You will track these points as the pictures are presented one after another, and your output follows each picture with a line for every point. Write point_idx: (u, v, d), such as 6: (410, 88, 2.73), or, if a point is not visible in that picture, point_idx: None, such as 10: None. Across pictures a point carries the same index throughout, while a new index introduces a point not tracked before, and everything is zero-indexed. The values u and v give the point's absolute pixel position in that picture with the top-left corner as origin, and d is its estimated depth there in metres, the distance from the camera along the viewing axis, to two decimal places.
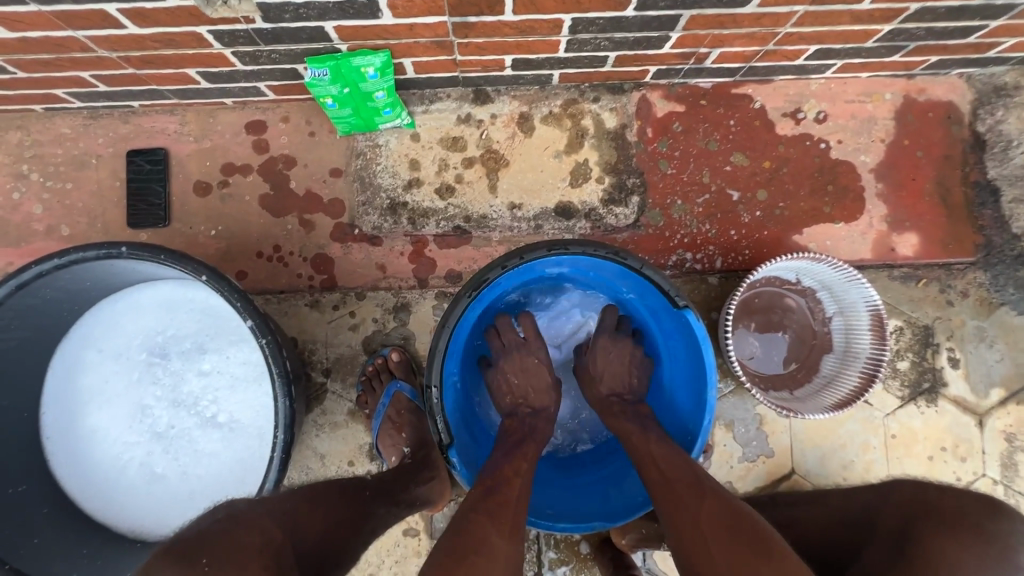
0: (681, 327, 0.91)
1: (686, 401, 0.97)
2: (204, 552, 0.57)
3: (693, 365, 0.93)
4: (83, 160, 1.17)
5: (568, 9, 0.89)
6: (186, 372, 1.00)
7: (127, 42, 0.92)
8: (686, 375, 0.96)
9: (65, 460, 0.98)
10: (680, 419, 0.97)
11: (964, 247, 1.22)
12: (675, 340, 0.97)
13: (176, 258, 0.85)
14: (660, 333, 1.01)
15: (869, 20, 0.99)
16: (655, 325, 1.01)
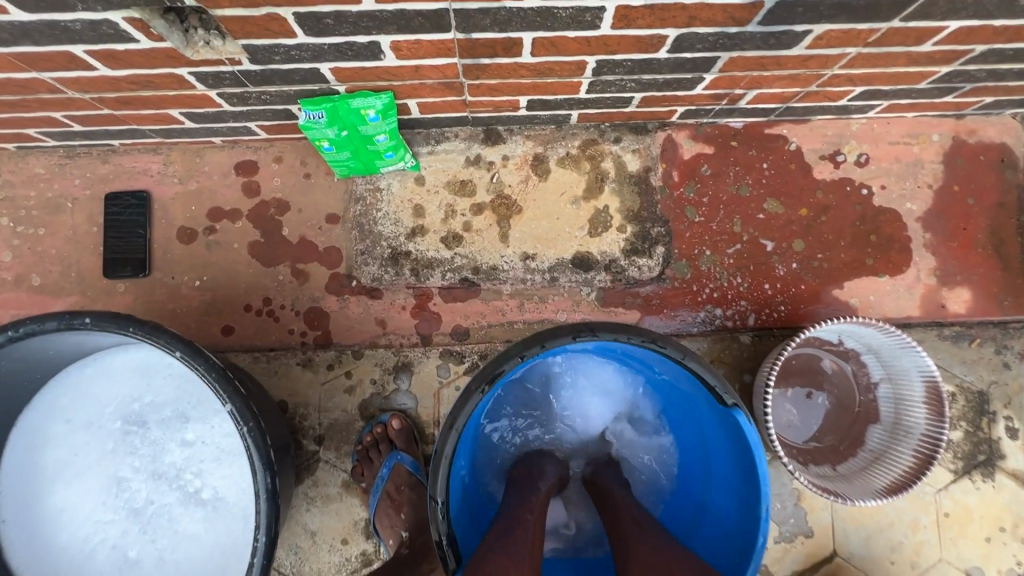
0: (723, 417, 0.79)
1: (726, 498, 0.85)
2: None
3: (737, 460, 0.81)
4: (58, 204, 1.08)
5: (593, 51, 0.80)
6: (168, 442, 0.92)
7: (100, 84, 0.83)
8: (726, 467, 0.84)
9: (23, 548, 0.87)
10: (720, 519, 0.84)
11: (1021, 304, 1.11)
12: (713, 426, 0.85)
13: (147, 331, 0.74)
14: (695, 417, 0.89)
15: (927, 62, 0.88)
16: (687, 408, 0.89)
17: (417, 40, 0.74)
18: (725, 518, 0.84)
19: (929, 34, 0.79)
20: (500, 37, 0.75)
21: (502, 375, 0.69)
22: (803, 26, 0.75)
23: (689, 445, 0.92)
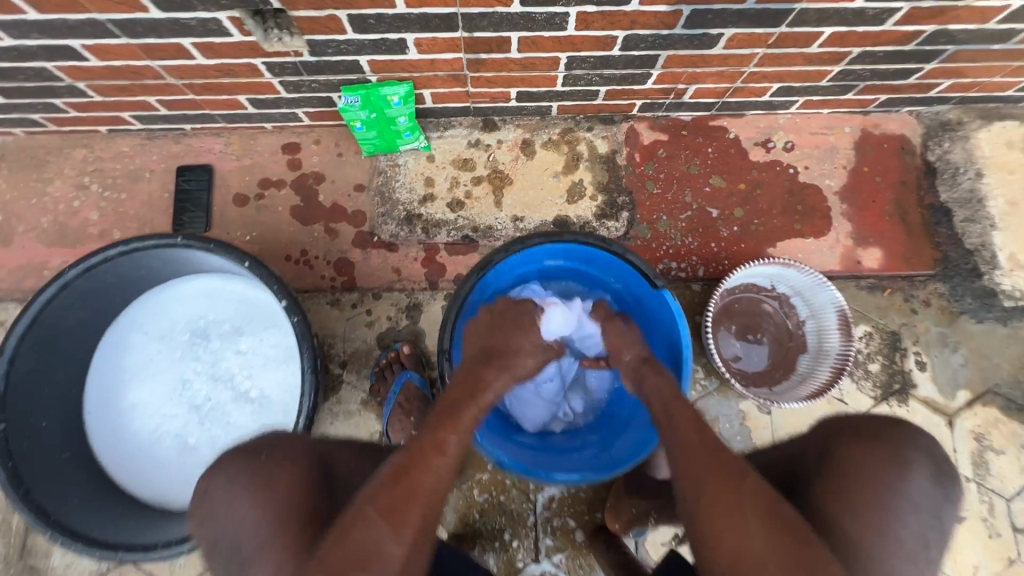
0: (659, 307, 1.05)
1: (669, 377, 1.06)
2: (264, 448, 0.75)
3: (671, 340, 1.05)
4: (138, 174, 1.33)
5: (564, 48, 1.07)
6: (225, 352, 1.14)
7: (194, 71, 1.10)
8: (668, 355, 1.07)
9: (104, 432, 1.08)
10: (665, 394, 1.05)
11: (923, 261, 1.35)
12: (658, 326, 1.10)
13: (223, 248, 0.99)
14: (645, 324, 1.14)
15: (820, 62, 1.16)
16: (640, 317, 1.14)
17: (434, 38, 1.02)
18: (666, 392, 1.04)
19: (813, 38, 1.07)
20: (494, 36, 1.02)
21: (492, 263, 1.00)
22: (716, 29, 1.02)
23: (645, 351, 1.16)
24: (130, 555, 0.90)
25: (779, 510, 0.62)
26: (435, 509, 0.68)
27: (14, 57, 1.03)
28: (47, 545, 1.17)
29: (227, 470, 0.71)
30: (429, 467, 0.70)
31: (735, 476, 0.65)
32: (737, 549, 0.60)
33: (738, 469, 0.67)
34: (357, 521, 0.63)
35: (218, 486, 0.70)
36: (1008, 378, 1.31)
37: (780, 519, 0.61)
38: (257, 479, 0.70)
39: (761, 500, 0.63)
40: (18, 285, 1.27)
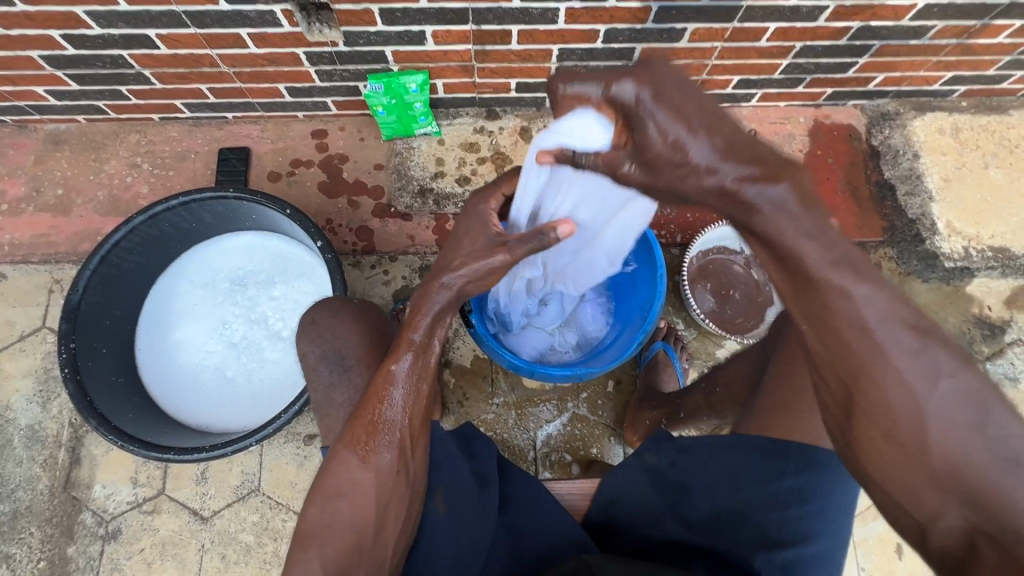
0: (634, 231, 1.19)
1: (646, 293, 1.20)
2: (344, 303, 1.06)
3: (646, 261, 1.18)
4: (184, 155, 1.52)
5: (555, 41, 1.29)
6: (260, 298, 1.28)
7: (245, 60, 1.30)
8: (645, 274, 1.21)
9: (153, 365, 1.23)
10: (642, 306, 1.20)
11: (873, 230, 1.54)
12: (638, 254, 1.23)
13: (268, 198, 1.14)
14: None
15: (770, 55, 1.38)
16: None
17: (448, 30, 1.23)
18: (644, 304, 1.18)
19: (761, 32, 1.29)
20: (498, 29, 1.24)
21: None
22: (681, 24, 1.25)
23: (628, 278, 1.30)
24: (180, 456, 1.03)
25: (965, 418, 0.55)
26: (402, 434, 0.78)
27: (97, 45, 1.23)
28: (90, 477, 1.27)
29: (331, 306, 1.04)
30: (382, 399, 0.78)
31: (907, 392, 0.56)
32: (913, 471, 0.57)
33: (912, 378, 0.56)
34: (335, 458, 0.77)
35: (324, 317, 1.03)
36: (953, 329, 1.48)
37: (965, 430, 0.55)
38: (354, 316, 1.03)
39: (942, 415, 0.56)
40: (74, 248, 1.43)
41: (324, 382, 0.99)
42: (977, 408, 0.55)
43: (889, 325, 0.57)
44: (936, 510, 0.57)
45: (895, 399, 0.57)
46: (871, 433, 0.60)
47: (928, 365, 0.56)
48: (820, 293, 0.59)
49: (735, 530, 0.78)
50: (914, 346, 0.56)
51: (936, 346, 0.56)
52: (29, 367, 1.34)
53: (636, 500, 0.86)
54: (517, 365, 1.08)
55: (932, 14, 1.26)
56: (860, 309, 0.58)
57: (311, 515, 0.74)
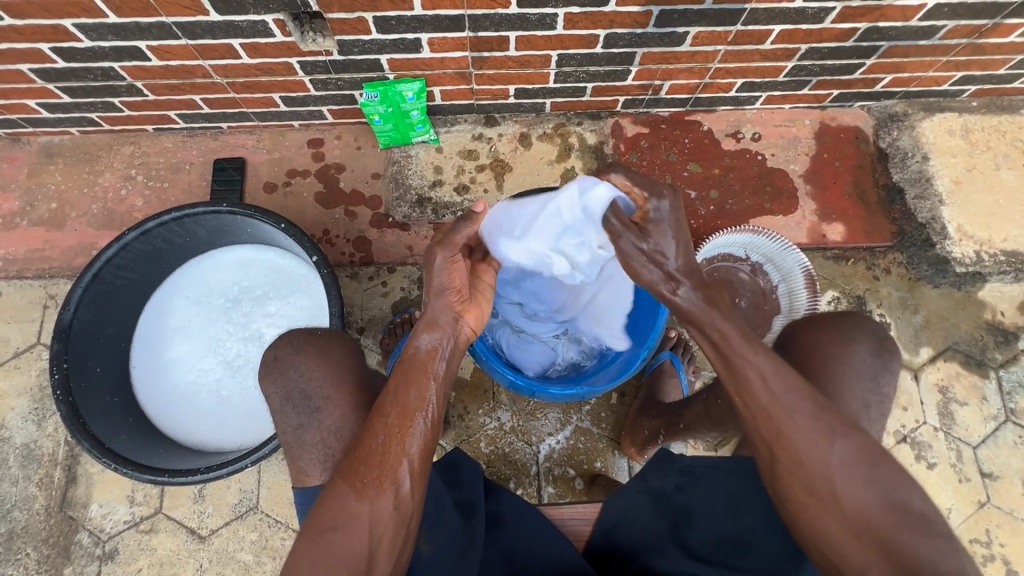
0: None
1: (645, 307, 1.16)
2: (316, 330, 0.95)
3: None
4: (179, 167, 1.50)
5: (554, 47, 1.26)
6: (256, 313, 1.26)
7: (238, 71, 1.28)
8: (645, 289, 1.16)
9: (148, 383, 1.21)
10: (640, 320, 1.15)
11: (882, 234, 1.50)
12: None
13: (263, 213, 1.12)
14: None
15: (775, 58, 1.35)
16: None
17: (444, 37, 1.20)
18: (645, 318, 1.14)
19: (765, 35, 1.26)
20: (495, 35, 1.21)
21: None
22: (682, 28, 1.21)
23: None
24: (175, 479, 1.01)
25: (864, 481, 0.67)
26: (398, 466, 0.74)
27: (88, 58, 1.21)
28: (86, 497, 1.25)
29: (293, 341, 0.91)
30: (376, 429, 0.76)
31: (815, 446, 0.69)
32: (831, 517, 0.67)
33: (828, 450, 0.69)
34: (329, 492, 0.73)
35: (287, 354, 0.90)
36: (965, 336, 1.45)
37: (867, 490, 0.67)
38: (318, 348, 0.91)
39: (843, 469, 0.68)
40: (69, 263, 1.42)
41: (291, 425, 0.88)
42: (863, 463, 0.68)
43: (808, 410, 0.71)
44: (855, 553, 0.65)
45: (814, 451, 0.69)
46: (793, 482, 0.70)
47: (824, 427, 0.70)
48: (754, 375, 0.74)
49: (742, 556, 0.73)
50: (811, 412, 0.71)
51: (826, 412, 0.71)
52: (24, 385, 1.32)
53: (641, 529, 0.83)
54: (518, 384, 1.06)
55: (942, 14, 1.23)
56: (771, 384, 0.73)
57: (298, 551, 0.69)
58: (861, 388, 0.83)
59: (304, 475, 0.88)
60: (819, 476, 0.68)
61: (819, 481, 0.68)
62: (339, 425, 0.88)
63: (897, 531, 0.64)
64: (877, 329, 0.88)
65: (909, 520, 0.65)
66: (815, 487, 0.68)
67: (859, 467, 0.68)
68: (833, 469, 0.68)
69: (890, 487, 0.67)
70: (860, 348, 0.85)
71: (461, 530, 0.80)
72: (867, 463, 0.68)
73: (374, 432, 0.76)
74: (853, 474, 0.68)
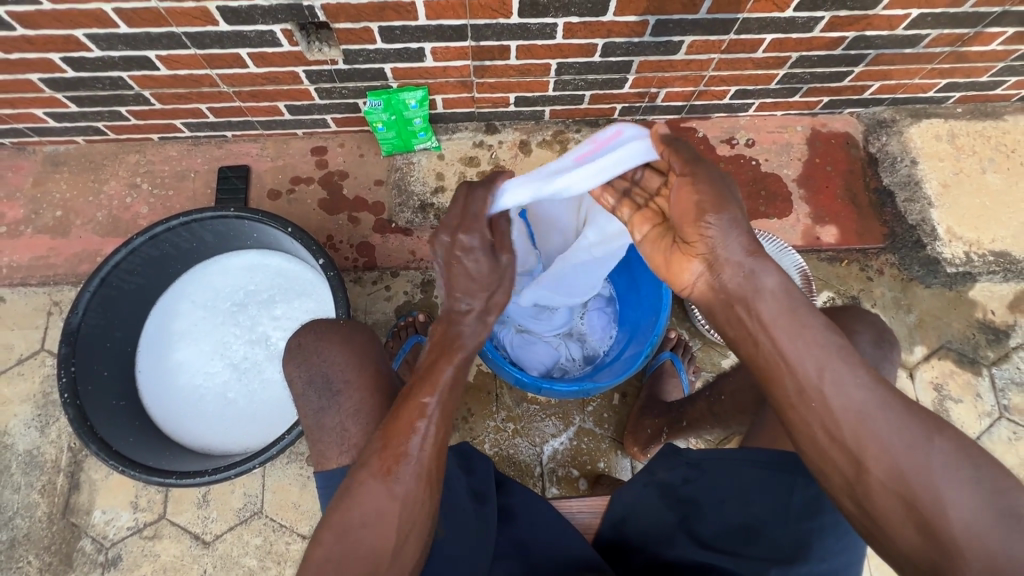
0: None
1: (644, 305, 1.18)
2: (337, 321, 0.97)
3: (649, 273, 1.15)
4: (184, 174, 1.52)
5: (554, 56, 1.29)
6: (261, 317, 1.27)
7: (245, 79, 1.30)
8: (646, 287, 1.17)
9: (153, 387, 1.22)
10: (642, 319, 1.17)
11: (874, 236, 1.54)
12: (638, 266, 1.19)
13: (270, 217, 1.13)
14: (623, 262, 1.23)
15: (767, 66, 1.39)
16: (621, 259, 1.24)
17: (447, 47, 1.24)
18: (646, 318, 1.16)
19: (757, 44, 1.30)
20: (497, 45, 1.24)
21: None
22: (678, 37, 1.25)
23: (620, 285, 1.25)
24: (181, 480, 1.01)
25: (970, 487, 0.60)
26: (429, 470, 0.72)
27: (97, 67, 1.23)
28: (89, 503, 1.25)
29: (316, 328, 0.93)
30: (407, 430, 0.72)
31: (913, 449, 0.62)
32: (932, 528, 0.60)
33: (929, 454, 0.62)
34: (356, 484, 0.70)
35: (310, 341, 0.92)
36: (957, 335, 1.48)
37: (974, 496, 0.60)
38: (340, 337, 0.93)
39: (940, 474, 0.61)
40: (74, 270, 1.42)
41: (312, 408, 0.89)
42: (968, 464, 0.61)
43: (900, 412, 0.64)
44: (958, 566, 0.58)
45: (909, 457, 0.62)
46: (887, 494, 0.62)
47: (920, 424, 0.63)
48: (837, 374, 0.66)
49: (750, 544, 0.73)
50: (905, 412, 0.64)
51: (917, 410, 0.65)
52: (28, 392, 1.32)
53: (648, 521, 0.84)
54: (524, 381, 1.08)
55: (926, 23, 1.27)
56: (857, 382, 0.65)
57: (325, 543, 0.68)
58: None
59: (324, 458, 0.89)
60: (923, 485, 0.61)
61: (919, 491, 0.61)
62: (358, 408, 0.89)
63: (1001, 537, 0.59)
64: (872, 320, 0.90)
65: (1010, 523, 0.59)
66: (916, 499, 0.61)
67: (970, 473, 0.61)
68: (937, 476, 0.61)
69: (1002, 494, 0.61)
70: (859, 338, 0.87)
71: (474, 519, 0.80)
72: (976, 468, 0.61)
73: (407, 427, 0.72)
74: (959, 479, 0.61)
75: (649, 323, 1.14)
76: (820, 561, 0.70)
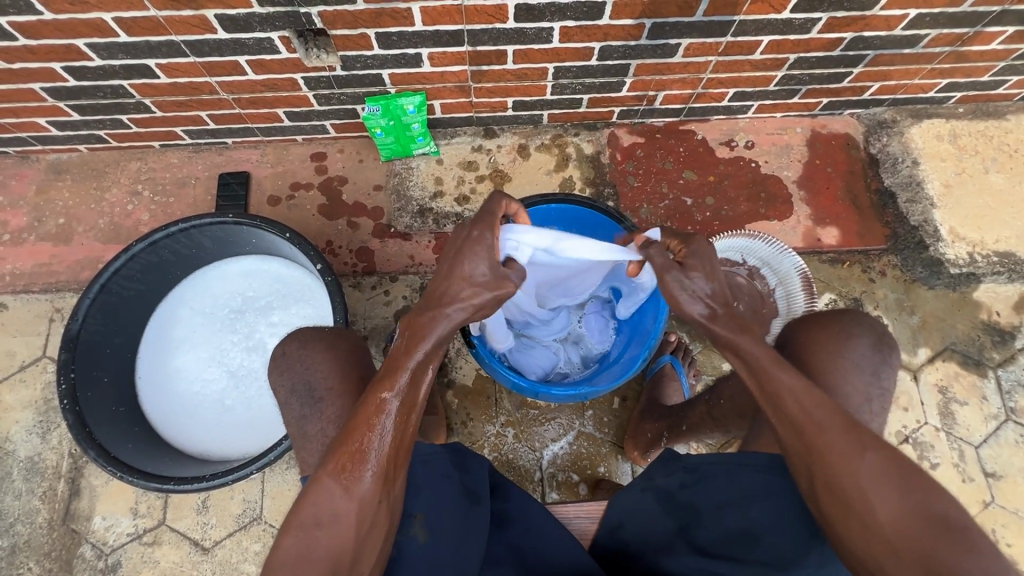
0: None
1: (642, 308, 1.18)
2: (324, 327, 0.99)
3: None
4: (185, 181, 1.53)
5: (551, 60, 1.30)
6: (260, 322, 1.27)
7: (244, 87, 1.31)
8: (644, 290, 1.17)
9: (153, 393, 1.22)
10: (640, 322, 1.17)
11: (876, 237, 1.53)
12: None
13: (267, 223, 1.14)
14: None
15: (765, 67, 1.39)
16: None
17: (444, 52, 1.24)
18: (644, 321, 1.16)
19: (754, 45, 1.30)
20: (493, 49, 1.24)
21: None
22: (674, 40, 1.25)
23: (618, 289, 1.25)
24: (180, 486, 1.01)
25: (900, 503, 0.62)
26: (388, 467, 0.69)
27: (98, 76, 1.25)
28: (90, 509, 1.25)
29: (300, 337, 0.94)
30: (367, 428, 0.68)
31: (845, 462, 0.65)
32: (864, 536, 0.63)
33: (862, 468, 0.64)
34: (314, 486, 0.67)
35: (295, 349, 0.93)
36: (962, 337, 1.46)
37: (903, 510, 0.62)
38: (325, 343, 0.94)
39: (874, 483, 0.64)
40: (75, 277, 1.43)
41: (295, 416, 0.91)
42: (898, 481, 0.64)
43: (838, 426, 0.67)
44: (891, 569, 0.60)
45: (844, 464, 0.65)
46: (830, 500, 0.66)
47: (856, 440, 0.66)
48: (783, 389, 0.70)
49: (751, 550, 0.72)
50: (844, 427, 0.67)
51: (858, 426, 0.67)
52: (30, 399, 1.33)
53: (646, 526, 0.83)
54: (521, 385, 1.08)
55: (924, 23, 1.27)
56: (802, 396, 0.69)
57: (286, 545, 0.64)
58: (861, 377, 0.85)
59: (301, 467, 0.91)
60: (857, 497, 0.64)
61: (852, 501, 0.64)
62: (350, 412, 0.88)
63: (937, 550, 0.59)
64: (871, 321, 0.89)
65: (946, 535, 0.60)
66: (854, 508, 0.64)
67: (895, 490, 0.63)
68: (868, 489, 0.64)
69: (933, 513, 0.62)
70: (859, 341, 0.86)
71: (467, 520, 0.79)
72: (908, 486, 0.63)
73: (367, 426, 0.68)
74: (891, 494, 0.63)
75: (647, 325, 1.14)
76: (822, 567, 0.68)
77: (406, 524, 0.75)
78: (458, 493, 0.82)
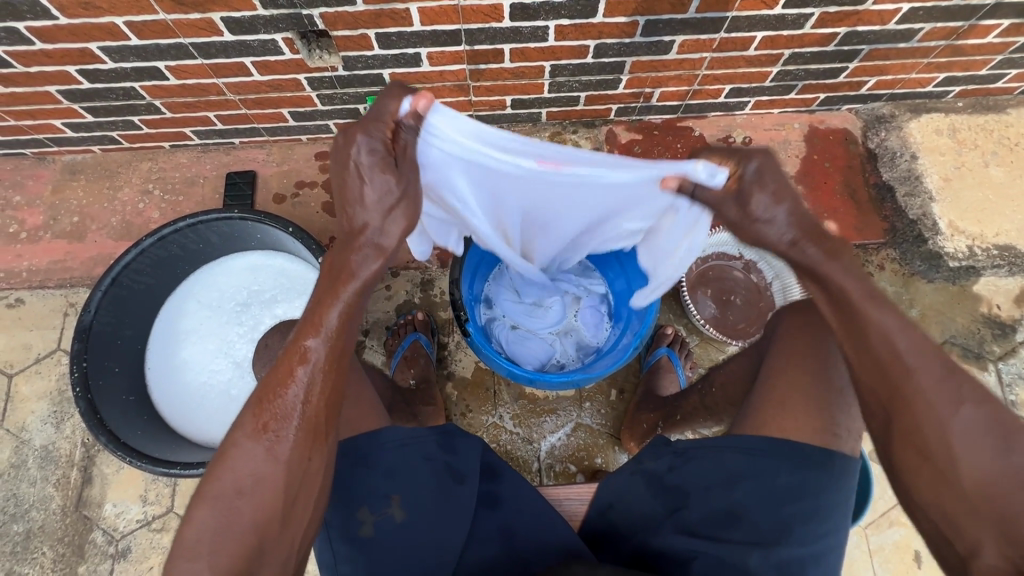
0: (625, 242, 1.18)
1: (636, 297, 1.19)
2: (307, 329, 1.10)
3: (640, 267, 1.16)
4: (194, 180, 1.58)
5: (547, 58, 1.32)
6: (264, 316, 1.33)
7: (250, 87, 1.35)
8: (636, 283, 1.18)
9: (161, 383, 1.26)
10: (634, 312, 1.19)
11: (874, 231, 1.54)
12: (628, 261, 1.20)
13: (271, 218, 1.18)
14: (613, 258, 1.24)
15: (760, 63, 1.40)
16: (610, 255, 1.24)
17: (442, 51, 1.27)
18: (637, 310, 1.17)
19: (749, 41, 1.31)
20: (490, 48, 1.27)
21: None
22: (668, 36, 1.27)
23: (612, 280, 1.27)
24: (187, 471, 1.04)
25: (987, 453, 0.65)
26: (315, 422, 0.71)
27: (111, 79, 1.30)
28: (101, 496, 1.29)
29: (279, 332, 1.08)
30: (288, 378, 0.70)
31: (936, 411, 0.67)
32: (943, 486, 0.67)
33: (948, 417, 0.67)
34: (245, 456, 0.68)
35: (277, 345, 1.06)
36: (962, 330, 1.46)
37: (989, 462, 0.65)
38: None
39: (966, 436, 0.66)
40: (89, 273, 1.49)
41: None
42: (992, 433, 0.66)
43: (933, 373, 0.68)
44: (966, 523, 0.65)
45: (935, 412, 0.67)
46: (907, 447, 0.70)
47: (952, 390, 0.68)
48: (877, 333, 0.71)
49: (731, 529, 0.75)
50: (942, 374, 0.68)
51: (958, 376, 0.68)
52: (44, 390, 1.38)
53: (634, 508, 0.83)
54: (516, 373, 1.10)
55: (918, 17, 1.28)
56: (896, 339, 0.70)
57: (197, 520, 0.65)
58: None
59: None
60: (944, 445, 0.67)
61: (930, 450, 0.68)
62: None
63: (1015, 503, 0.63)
64: None
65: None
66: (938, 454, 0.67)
67: (986, 442, 0.65)
68: (958, 437, 0.66)
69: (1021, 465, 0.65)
70: None
71: (448, 501, 0.82)
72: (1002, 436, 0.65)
73: (286, 378, 0.70)
74: (982, 445, 0.65)
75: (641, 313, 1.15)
76: (798, 545, 0.73)
77: (383, 504, 0.79)
78: (438, 474, 0.83)
